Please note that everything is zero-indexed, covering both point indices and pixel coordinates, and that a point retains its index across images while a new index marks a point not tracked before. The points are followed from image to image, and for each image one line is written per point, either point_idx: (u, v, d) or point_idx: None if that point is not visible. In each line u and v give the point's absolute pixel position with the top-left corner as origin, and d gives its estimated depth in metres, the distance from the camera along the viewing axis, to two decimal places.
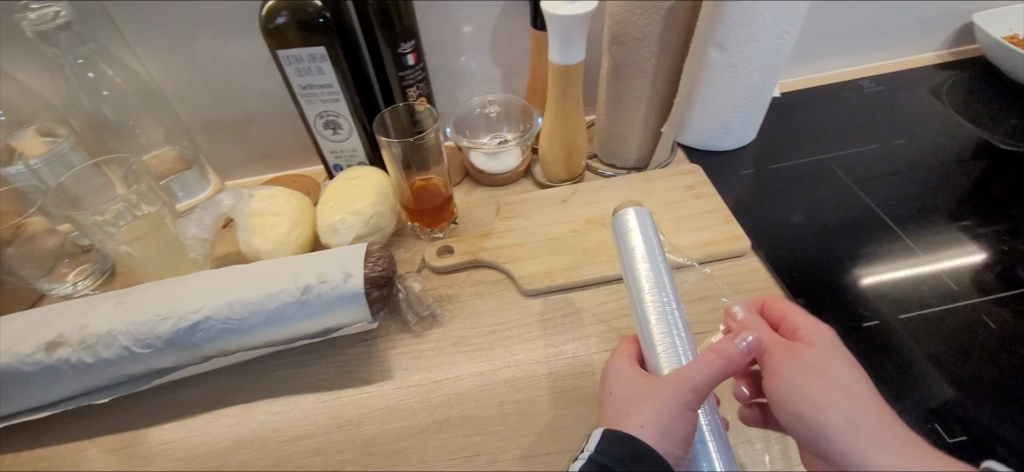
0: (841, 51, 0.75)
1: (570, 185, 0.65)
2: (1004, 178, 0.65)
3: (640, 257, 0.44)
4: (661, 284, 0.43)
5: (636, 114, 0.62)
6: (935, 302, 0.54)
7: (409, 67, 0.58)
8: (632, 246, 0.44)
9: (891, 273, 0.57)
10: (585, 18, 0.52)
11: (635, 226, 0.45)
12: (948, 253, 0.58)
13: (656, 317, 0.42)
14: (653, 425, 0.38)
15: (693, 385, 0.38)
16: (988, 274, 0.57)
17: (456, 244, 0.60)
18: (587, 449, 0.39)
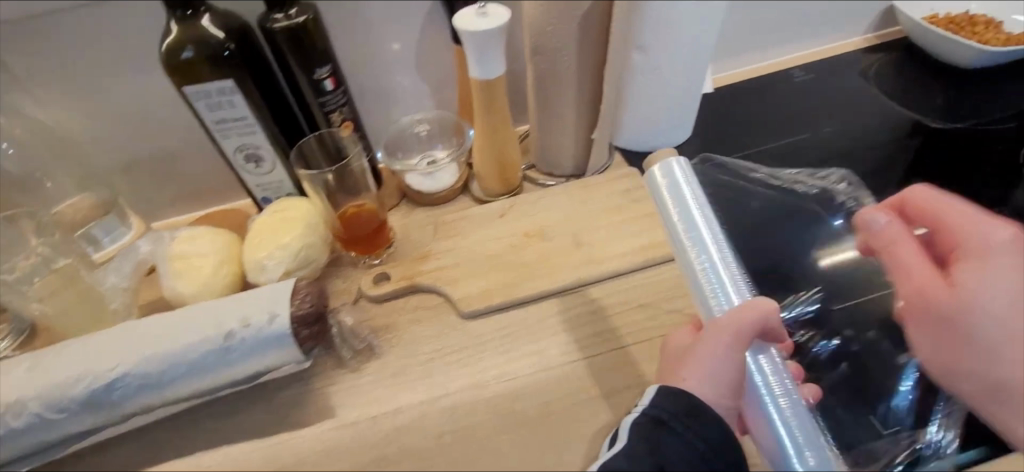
0: (771, 42, 0.75)
1: (507, 199, 0.64)
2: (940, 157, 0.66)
3: (675, 211, 0.44)
4: (704, 234, 0.43)
5: (566, 122, 0.61)
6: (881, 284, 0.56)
7: (328, 92, 0.56)
8: (669, 200, 0.44)
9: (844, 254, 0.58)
10: (500, 31, 0.51)
11: (666, 175, 0.45)
12: None
13: (710, 268, 0.43)
14: (700, 374, 0.42)
15: (734, 331, 0.42)
16: None
17: (392, 270, 0.59)
18: (641, 404, 0.43)
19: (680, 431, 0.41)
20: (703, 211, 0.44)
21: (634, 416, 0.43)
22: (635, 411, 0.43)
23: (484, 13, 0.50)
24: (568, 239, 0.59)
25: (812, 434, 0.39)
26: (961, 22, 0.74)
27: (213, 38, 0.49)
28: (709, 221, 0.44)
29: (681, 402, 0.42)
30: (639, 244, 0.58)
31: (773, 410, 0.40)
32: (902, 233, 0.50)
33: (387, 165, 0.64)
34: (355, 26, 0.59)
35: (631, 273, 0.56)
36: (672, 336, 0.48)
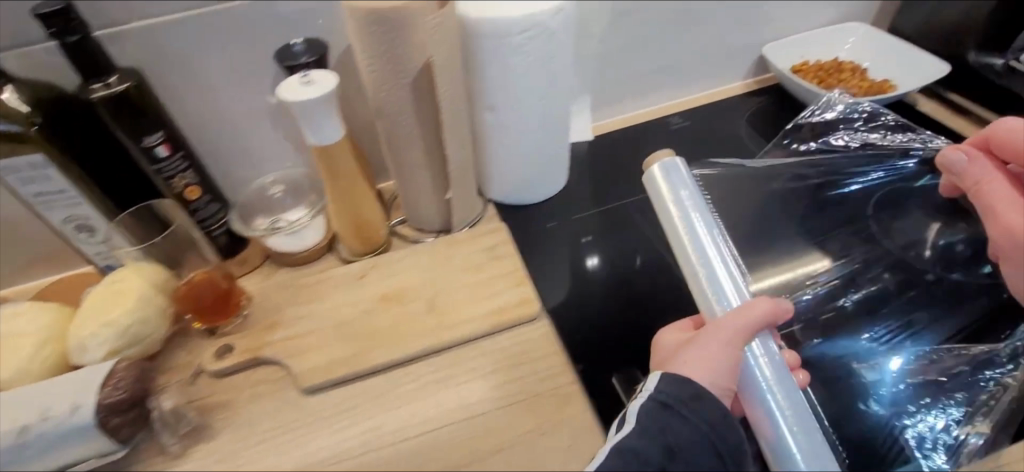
0: (647, 89, 0.76)
1: (369, 259, 0.62)
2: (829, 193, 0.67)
3: (677, 211, 0.51)
4: (709, 226, 0.50)
5: (424, 182, 0.59)
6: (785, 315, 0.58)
7: (162, 159, 0.54)
8: (673, 199, 0.51)
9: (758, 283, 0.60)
10: (326, 99, 0.49)
11: (667, 177, 0.52)
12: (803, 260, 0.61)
13: (699, 260, 0.49)
14: (695, 363, 0.46)
15: (727, 325, 0.47)
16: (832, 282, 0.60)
17: (237, 341, 0.56)
18: (648, 388, 0.47)
19: (686, 414, 0.45)
20: (706, 209, 0.51)
21: (642, 399, 0.47)
22: (641, 395, 0.47)
23: (309, 82, 0.49)
24: (421, 304, 0.57)
25: (801, 420, 0.44)
26: (829, 67, 0.75)
27: (15, 116, 0.47)
28: (705, 215, 0.50)
29: (683, 387, 0.45)
30: (492, 307, 0.56)
31: (764, 392, 0.45)
32: (986, 170, 0.55)
33: (239, 231, 0.61)
34: (195, 92, 0.56)
35: (479, 340, 0.55)
36: (662, 336, 0.53)
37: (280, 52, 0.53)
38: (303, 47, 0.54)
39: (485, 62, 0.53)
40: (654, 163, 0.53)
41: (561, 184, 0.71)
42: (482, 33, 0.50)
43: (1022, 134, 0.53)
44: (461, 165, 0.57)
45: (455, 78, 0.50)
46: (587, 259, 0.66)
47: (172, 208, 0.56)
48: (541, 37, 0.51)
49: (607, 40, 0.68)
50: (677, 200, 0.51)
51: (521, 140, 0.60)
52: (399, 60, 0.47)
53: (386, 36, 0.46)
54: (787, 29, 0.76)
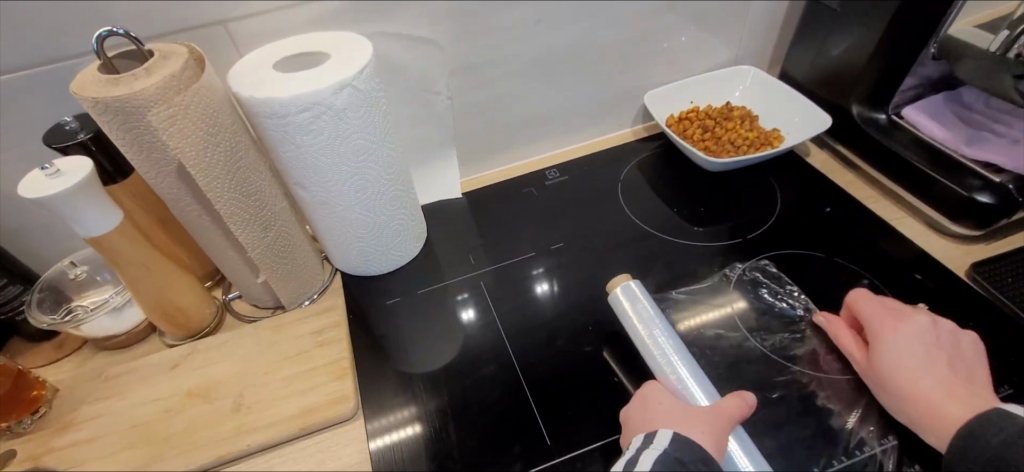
0: (519, 140, 0.71)
1: (190, 343, 0.57)
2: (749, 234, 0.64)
3: (642, 323, 0.49)
4: (670, 334, 0.48)
5: (235, 263, 0.53)
6: (727, 350, 0.53)
7: None
8: (635, 314, 0.49)
9: (694, 323, 0.55)
10: (84, 190, 0.44)
11: (631, 296, 0.50)
12: (713, 304, 0.57)
13: (673, 366, 0.47)
14: (704, 433, 0.42)
15: (722, 402, 0.45)
16: (751, 324, 0.55)
17: (21, 446, 0.51)
18: (660, 444, 0.41)
19: None
20: (667, 321, 0.49)
21: (654, 454, 0.40)
22: (648, 450, 0.41)
23: (57, 174, 0.43)
24: (227, 401, 0.52)
25: None
26: (716, 115, 0.69)
27: None
28: (666, 327, 0.48)
29: (697, 452, 0.40)
30: (303, 405, 0.51)
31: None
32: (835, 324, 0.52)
33: (34, 322, 0.54)
34: None
35: (283, 444, 0.50)
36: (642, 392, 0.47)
37: (49, 133, 0.47)
38: (76, 124, 0.48)
39: (274, 142, 0.46)
40: (616, 283, 0.52)
41: (418, 249, 0.65)
42: (257, 112, 0.44)
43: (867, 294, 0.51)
44: (268, 246, 0.52)
45: (226, 166, 0.44)
46: (441, 334, 0.59)
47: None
48: (327, 115, 0.45)
49: (459, 95, 0.63)
50: (642, 318, 0.49)
51: (344, 217, 0.54)
52: (153, 148, 0.42)
53: (123, 125, 0.40)
54: (668, 74, 0.72)
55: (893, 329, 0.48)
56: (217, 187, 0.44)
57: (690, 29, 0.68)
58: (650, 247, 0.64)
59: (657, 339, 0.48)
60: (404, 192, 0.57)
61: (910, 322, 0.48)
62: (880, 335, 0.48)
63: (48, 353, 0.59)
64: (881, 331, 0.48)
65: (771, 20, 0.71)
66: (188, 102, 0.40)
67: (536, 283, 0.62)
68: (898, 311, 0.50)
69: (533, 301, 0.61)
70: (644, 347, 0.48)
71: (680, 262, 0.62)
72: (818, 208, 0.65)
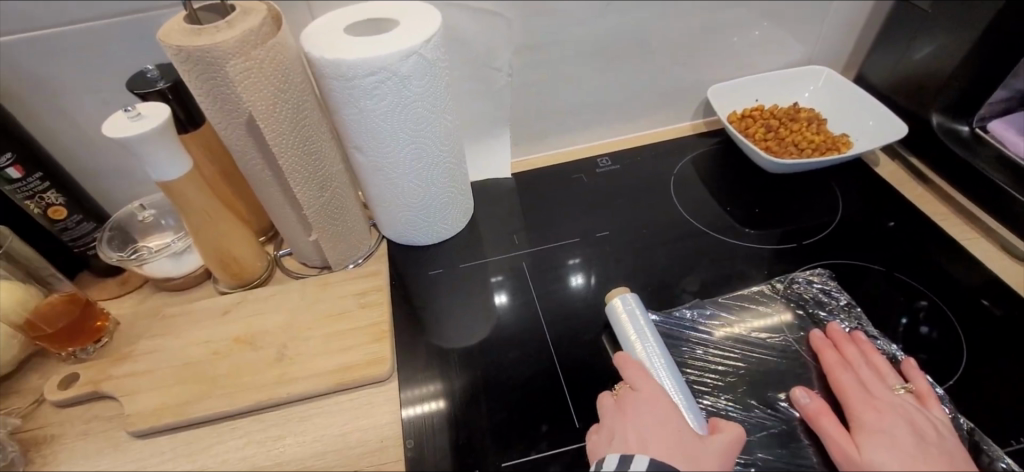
0: (574, 124, 0.71)
1: (240, 292, 0.60)
2: (808, 240, 0.61)
3: (637, 337, 0.48)
4: (664, 352, 0.48)
5: (290, 221, 0.55)
6: (773, 354, 0.51)
7: (17, 180, 0.52)
8: (633, 328, 0.49)
9: (739, 324, 0.54)
10: (159, 134, 0.46)
11: (630, 310, 0.50)
12: (757, 308, 0.55)
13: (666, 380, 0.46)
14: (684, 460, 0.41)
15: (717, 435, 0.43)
16: (800, 331, 0.53)
17: (83, 371, 0.54)
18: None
19: None
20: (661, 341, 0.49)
21: None
22: None
23: (138, 117, 0.45)
24: (273, 350, 0.54)
25: None
26: (781, 115, 0.66)
27: None
28: (659, 344, 0.48)
29: None
30: (341, 362, 0.52)
31: None
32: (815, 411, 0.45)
33: (104, 258, 0.58)
34: (57, 106, 0.55)
35: (319, 399, 0.52)
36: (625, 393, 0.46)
37: (132, 80, 0.50)
38: (157, 73, 0.51)
39: (339, 103, 0.47)
40: (615, 295, 0.51)
41: (463, 224, 0.66)
42: (325, 72, 0.45)
43: (839, 379, 0.46)
44: (322, 207, 0.53)
45: (291, 123, 0.46)
46: (478, 311, 0.60)
47: (5, 233, 0.53)
48: (391, 81, 0.46)
49: (518, 73, 0.62)
50: (638, 331, 0.49)
51: (398, 184, 0.55)
52: (227, 99, 0.43)
53: (203, 76, 0.42)
54: (735, 69, 0.70)
55: (878, 460, 0.40)
56: (283, 142, 0.46)
57: (764, 23, 0.66)
58: (699, 245, 0.63)
59: (650, 354, 0.47)
60: (455, 166, 0.57)
61: (896, 416, 0.42)
62: (869, 460, 0.40)
63: (114, 288, 0.62)
64: (866, 467, 0.40)
65: (851, 20, 0.68)
66: (262, 57, 0.42)
67: (574, 273, 0.62)
68: (876, 408, 0.43)
69: (567, 291, 0.60)
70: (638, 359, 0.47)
71: (729, 261, 0.60)
72: (883, 221, 0.62)
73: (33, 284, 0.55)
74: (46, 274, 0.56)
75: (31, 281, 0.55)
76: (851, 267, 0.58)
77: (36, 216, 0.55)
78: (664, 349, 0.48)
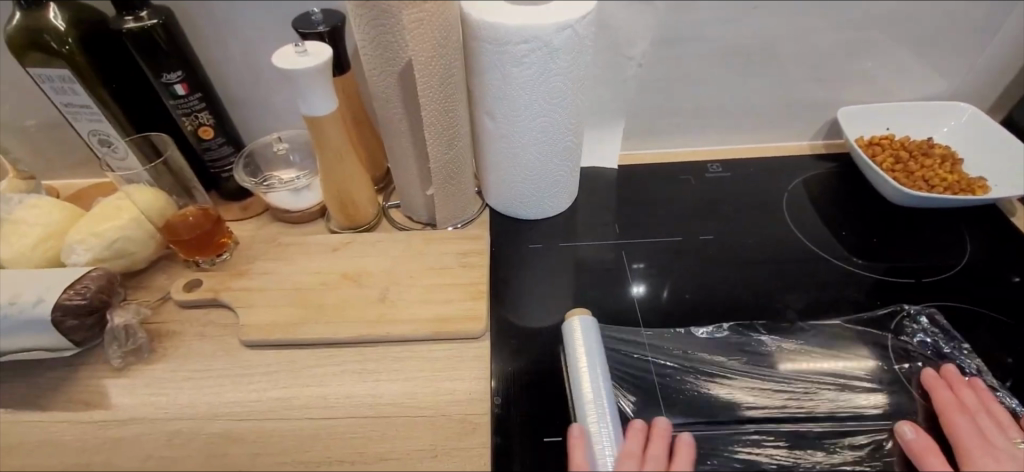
0: (689, 126, 0.70)
1: (350, 234, 0.63)
2: (923, 280, 0.58)
3: (584, 353, 0.48)
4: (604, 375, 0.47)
5: (410, 174, 0.58)
6: (874, 388, 0.50)
7: (181, 97, 0.57)
8: (583, 346, 0.49)
9: (837, 352, 0.53)
10: (321, 72, 0.49)
11: (586, 328, 0.50)
12: (857, 337, 0.54)
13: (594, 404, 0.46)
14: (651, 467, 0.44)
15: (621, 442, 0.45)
16: (904, 369, 0.51)
17: (206, 279, 0.59)
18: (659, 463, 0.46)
19: None
20: (604, 361, 0.48)
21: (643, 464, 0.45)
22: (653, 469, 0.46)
23: (306, 52, 0.49)
24: (377, 291, 0.57)
25: None
26: (913, 148, 0.64)
27: (55, 32, 0.50)
28: (598, 367, 0.48)
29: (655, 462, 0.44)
30: (438, 313, 0.55)
31: None
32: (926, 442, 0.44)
33: (238, 180, 0.63)
34: (224, 36, 0.60)
35: (414, 343, 0.54)
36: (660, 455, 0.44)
37: (298, 19, 0.54)
38: (320, 17, 0.54)
39: (484, 67, 0.50)
40: (574, 313, 0.52)
41: (564, 206, 0.67)
42: (480, 35, 0.47)
43: (954, 415, 0.45)
44: (446, 164, 0.55)
45: (441, 78, 0.48)
46: (567, 289, 0.60)
47: (167, 144, 0.59)
48: (542, 52, 0.47)
49: (649, 65, 0.63)
50: (579, 348, 0.49)
51: (518, 155, 0.56)
52: (389, 47, 0.46)
53: (373, 22, 0.45)
54: (868, 94, 0.67)
55: None
56: (430, 95, 0.48)
57: (911, 49, 0.63)
58: (804, 266, 0.61)
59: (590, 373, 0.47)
60: (574, 145, 0.58)
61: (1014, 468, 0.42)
62: None
63: (236, 212, 0.68)
64: None
65: (1010, 58, 0.64)
66: (432, 11, 0.44)
67: (635, 281, 0.60)
68: (994, 455, 0.42)
69: (622, 298, 0.58)
70: (578, 378, 0.47)
71: (834, 287, 0.58)
72: (1009, 274, 0.58)
73: (179, 192, 0.61)
74: (191, 185, 0.61)
75: (177, 189, 0.61)
76: (973, 314, 0.55)
77: (187, 132, 0.61)
78: (606, 370, 0.48)
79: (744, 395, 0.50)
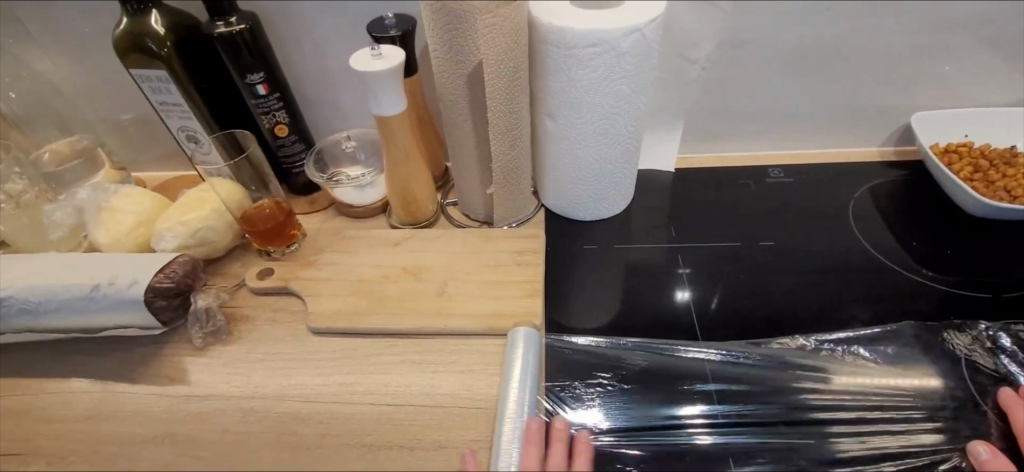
0: (750, 131, 0.69)
1: (410, 229, 0.66)
2: (1001, 296, 0.55)
3: (519, 364, 0.50)
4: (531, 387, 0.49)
5: (471, 173, 0.60)
6: (943, 404, 0.49)
7: (261, 96, 0.61)
8: (521, 355, 0.50)
9: (903, 367, 0.51)
10: (392, 74, 0.52)
11: (528, 339, 0.52)
12: (925, 352, 0.52)
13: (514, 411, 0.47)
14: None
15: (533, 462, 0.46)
16: (976, 386, 0.50)
17: (277, 268, 0.63)
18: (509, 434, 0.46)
19: None
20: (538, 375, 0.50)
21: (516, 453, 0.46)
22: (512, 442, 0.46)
23: (380, 55, 0.52)
24: (435, 285, 0.59)
25: None
26: (995, 157, 0.60)
27: (156, 36, 0.55)
28: (527, 379, 0.49)
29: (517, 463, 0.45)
30: (495, 308, 0.56)
31: None
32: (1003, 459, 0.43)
33: (308, 175, 0.67)
34: (302, 39, 0.64)
35: (472, 337, 0.56)
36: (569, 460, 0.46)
37: (372, 24, 0.57)
38: (393, 21, 0.57)
39: (549, 70, 0.51)
40: (520, 326, 0.54)
41: (619, 209, 0.67)
42: (547, 39, 0.49)
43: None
44: (506, 164, 0.57)
45: (508, 80, 0.50)
46: (615, 290, 0.60)
47: (250, 140, 0.62)
48: (608, 55, 0.48)
49: (711, 68, 0.62)
50: (514, 358, 0.50)
51: (577, 157, 0.57)
52: (459, 50, 0.48)
53: (446, 26, 0.47)
54: (945, 99, 0.64)
55: None
56: (497, 97, 0.50)
57: (995, 52, 0.60)
58: (869, 277, 0.59)
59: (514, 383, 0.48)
60: (634, 148, 0.59)
61: None
62: None
63: (304, 206, 0.71)
64: None
65: None
66: (505, 16, 0.46)
67: (681, 286, 0.60)
68: None
69: (671, 303, 0.58)
70: (508, 382, 0.49)
71: (900, 300, 0.56)
72: None
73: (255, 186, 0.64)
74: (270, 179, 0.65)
75: (254, 183, 0.64)
76: None
77: (264, 129, 0.65)
78: (536, 383, 0.49)
79: (806, 407, 0.49)
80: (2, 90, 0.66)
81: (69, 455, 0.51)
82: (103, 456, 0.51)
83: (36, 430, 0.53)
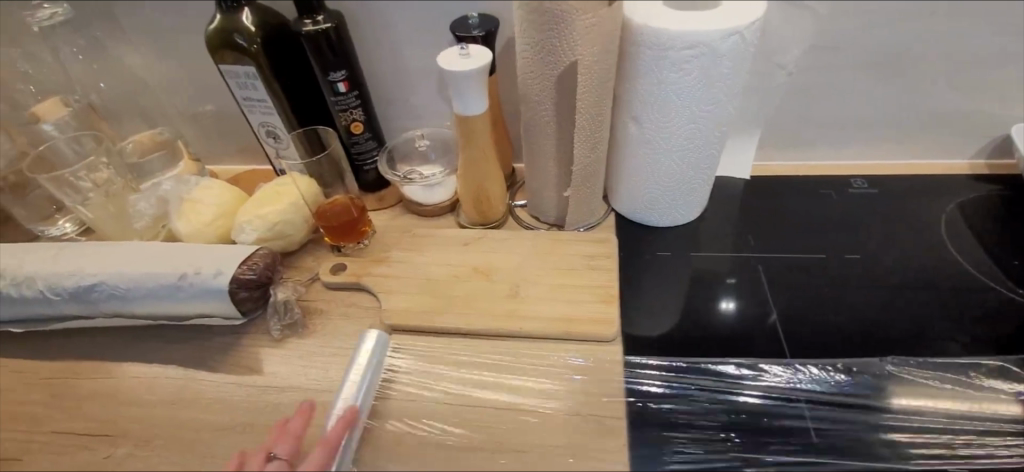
0: (833, 139, 0.67)
1: (480, 230, 0.65)
2: None
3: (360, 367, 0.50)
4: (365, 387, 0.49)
5: (548, 175, 0.60)
6: None
7: (341, 94, 0.62)
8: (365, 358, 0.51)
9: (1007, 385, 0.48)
10: (479, 73, 0.52)
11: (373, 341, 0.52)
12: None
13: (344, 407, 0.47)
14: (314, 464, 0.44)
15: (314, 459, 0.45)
16: None
17: (349, 264, 0.64)
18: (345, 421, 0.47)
19: None
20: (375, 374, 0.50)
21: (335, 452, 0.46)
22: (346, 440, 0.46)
23: (467, 55, 0.52)
24: (507, 287, 0.59)
25: None
26: None
27: (246, 33, 0.56)
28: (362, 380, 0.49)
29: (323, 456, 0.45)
30: (570, 313, 0.55)
31: None
32: None
33: (381, 173, 0.68)
34: (382, 39, 0.64)
35: (546, 341, 0.55)
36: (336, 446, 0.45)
37: (457, 24, 0.57)
38: (477, 21, 0.57)
39: (639, 72, 0.50)
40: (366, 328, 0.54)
41: (692, 216, 0.66)
42: (642, 40, 0.48)
43: None
44: (587, 166, 0.56)
45: (599, 80, 0.49)
46: (682, 298, 0.59)
47: (333, 137, 0.64)
48: (705, 57, 0.47)
49: (797, 73, 0.61)
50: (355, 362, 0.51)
51: (659, 161, 0.56)
52: (553, 50, 0.48)
53: (542, 26, 0.47)
54: None
55: None
56: (587, 98, 0.49)
57: None
58: (960, 294, 0.56)
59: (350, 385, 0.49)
60: (717, 153, 0.57)
61: None
62: None
63: (373, 203, 0.72)
64: None
65: None
66: (603, 17, 0.46)
67: (725, 296, 0.59)
68: None
69: (711, 315, 0.57)
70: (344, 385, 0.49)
71: (999, 319, 0.54)
72: None
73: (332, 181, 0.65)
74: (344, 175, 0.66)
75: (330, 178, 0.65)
76: None
77: (341, 126, 0.66)
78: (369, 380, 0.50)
79: (913, 420, 0.47)
80: (94, 80, 0.72)
81: (153, 440, 0.52)
82: (184, 442, 0.52)
83: (122, 413, 0.55)
